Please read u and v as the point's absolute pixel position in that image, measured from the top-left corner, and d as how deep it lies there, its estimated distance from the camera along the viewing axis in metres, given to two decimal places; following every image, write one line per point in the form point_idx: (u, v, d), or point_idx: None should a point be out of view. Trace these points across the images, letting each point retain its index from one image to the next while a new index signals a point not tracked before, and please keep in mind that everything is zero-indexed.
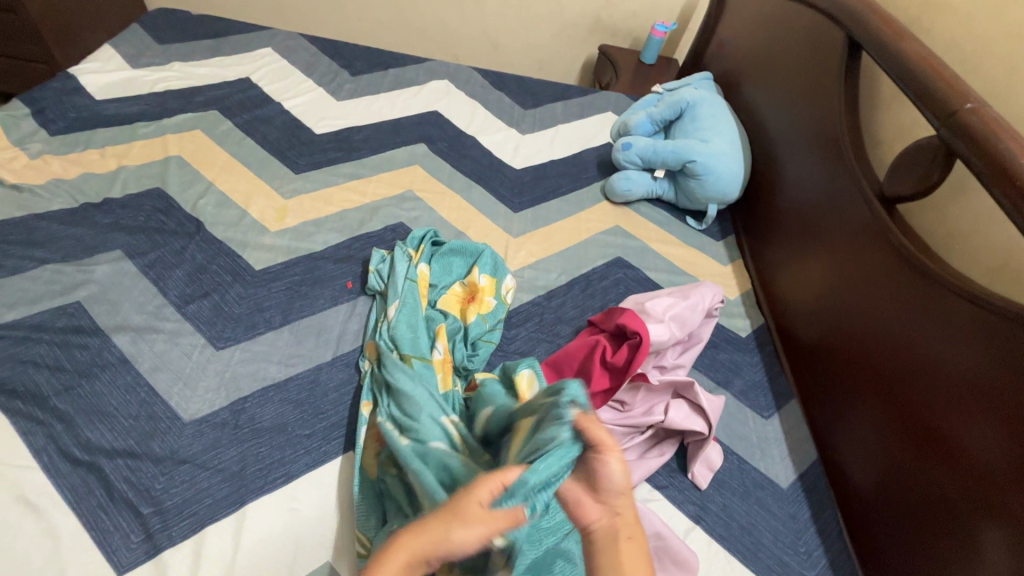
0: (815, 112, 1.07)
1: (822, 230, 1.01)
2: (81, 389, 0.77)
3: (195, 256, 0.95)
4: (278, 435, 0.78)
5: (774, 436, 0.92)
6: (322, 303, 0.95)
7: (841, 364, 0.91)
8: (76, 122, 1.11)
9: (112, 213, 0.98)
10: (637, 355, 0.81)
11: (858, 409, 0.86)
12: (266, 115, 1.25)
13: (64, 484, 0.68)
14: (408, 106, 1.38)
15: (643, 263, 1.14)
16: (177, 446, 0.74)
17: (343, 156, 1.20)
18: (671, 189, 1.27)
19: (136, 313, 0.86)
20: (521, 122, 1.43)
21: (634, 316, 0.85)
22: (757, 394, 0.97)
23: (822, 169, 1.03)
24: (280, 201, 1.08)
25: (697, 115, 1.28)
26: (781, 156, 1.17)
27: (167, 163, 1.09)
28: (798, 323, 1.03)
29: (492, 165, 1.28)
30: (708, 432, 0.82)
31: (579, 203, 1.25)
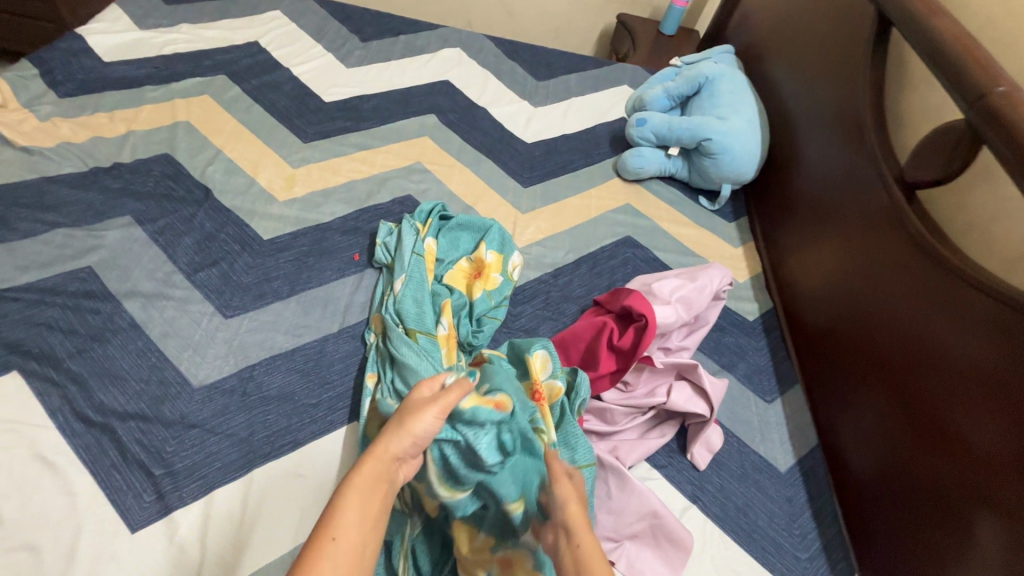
0: (839, 90, 1.03)
1: (838, 213, 0.99)
2: (94, 353, 0.78)
3: (204, 224, 0.96)
4: (285, 404, 0.80)
5: (775, 420, 0.92)
6: (329, 274, 0.95)
7: (848, 349, 0.90)
8: (85, 84, 1.10)
9: (122, 178, 0.98)
10: (643, 339, 0.81)
11: (862, 397, 0.86)
12: (275, 81, 1.23)
13: (79, 443, 0.71)
14: (418, 75, 1.35)
15: (653, 243, 1.13)
16: (186, 411, 0.76)
17: (352, 126, 1.18)
18: (684, 167, 1.24)
19: (146, 279, 0.87)
20: (534, 94, 1.39)
21: (641, 298, 0.85)
22: (761, 378, 0.97)
23: (841, 148, 1.00)
24: (288, 170, 1.07)
25: (716, 91, 1.24)
26: (800, 136, 1.14)
27: (176, 128, 1.08)
28: (807, 308, 1.01)
29: (503, 138, 1.26)
30: (709, 415, 0.83)
31: (590, 180, 1.22)
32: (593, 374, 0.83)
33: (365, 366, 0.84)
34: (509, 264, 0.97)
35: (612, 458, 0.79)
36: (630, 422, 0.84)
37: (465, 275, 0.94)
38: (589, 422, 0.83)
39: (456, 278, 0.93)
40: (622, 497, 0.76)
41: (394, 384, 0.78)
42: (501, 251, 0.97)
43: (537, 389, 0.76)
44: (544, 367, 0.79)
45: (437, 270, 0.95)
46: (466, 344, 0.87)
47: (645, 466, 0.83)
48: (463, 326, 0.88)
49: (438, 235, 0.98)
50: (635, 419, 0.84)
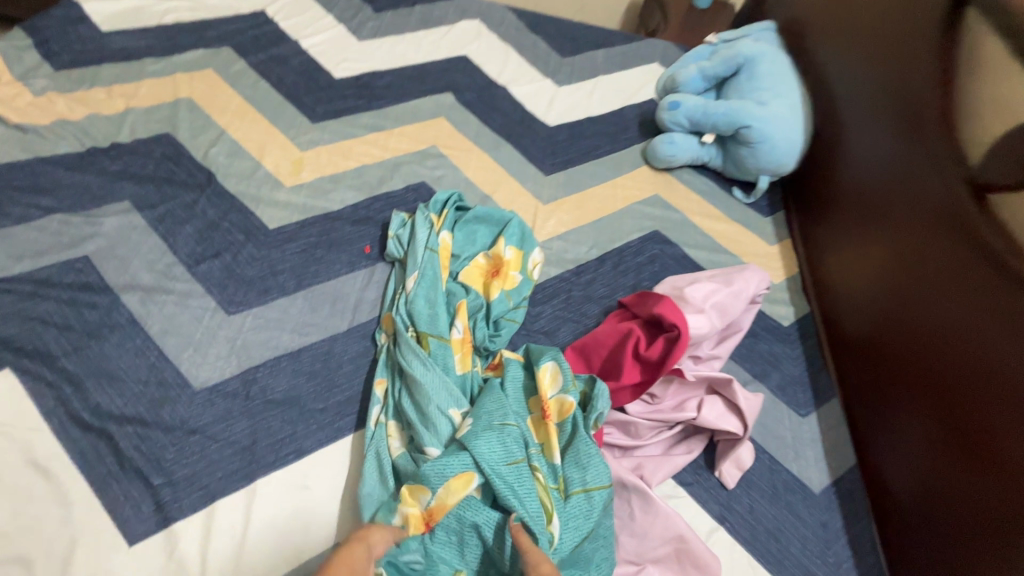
0: (898, 74, 0.94)
1: (885, 209, 0.91)
2: (90, 350, 0.74)
3: (206, 211, 0.90)
4: (290, 409, 0.75)
5: (810, 436, 0.86)
6: (337, 268, 0.90)
7: (890, 359, 0.84)
8: (81, 56, 1.03)
9: (120, 160, 0.92)
10: (673, 351, 0.74)
11: (904, 414, 0.80)
12: (282, 55, 1.15)
13: (74, 449, 0.67)
14: (435, 49, 1.26)
15: (683, 238, 1.05)
16: (187, 416, 0.72)
17: (363, 105, 1.11)
18: (719, 156, 1.15)
19: (145, 271, 0.82)
20: (558, 71, 1.30)
21: (672, 306, 0.77)
22: (796, 390, 0.91)
23: (895, 139, 0.92)
24: (295, 153, 1.01)
25: (756, 72, 1.14)
26: (846, 122, 1.05)
27: (177, 106, 1.02)
28: (845, 313, 0.94)
29: (524, 121, 1.18)
30: (742, 433, 0.77)
31: (616, 167, 1.14)
32: (616, 384, 0.77)
33: (374, 370, 0.79)
34: (528, 263, 0.91)
35: (636, 477, 0.74)
36: (655, 437, 0.78)
37: (481, 274, 0.88)
38: (612, 436, 0.78)
39: (472, 276, 0.87)
40: (647, 520, 0.71)
41: (404, 394, 0.74)
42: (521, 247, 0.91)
43: (545, 408, 0.74)
44: (553, 380, 0.76)
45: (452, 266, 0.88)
46: (481, 348, 0.82)
47: (670, 484, 0.77)
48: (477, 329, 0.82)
49: (453, 228, 0.91)
50: (661, 434, 0.78)
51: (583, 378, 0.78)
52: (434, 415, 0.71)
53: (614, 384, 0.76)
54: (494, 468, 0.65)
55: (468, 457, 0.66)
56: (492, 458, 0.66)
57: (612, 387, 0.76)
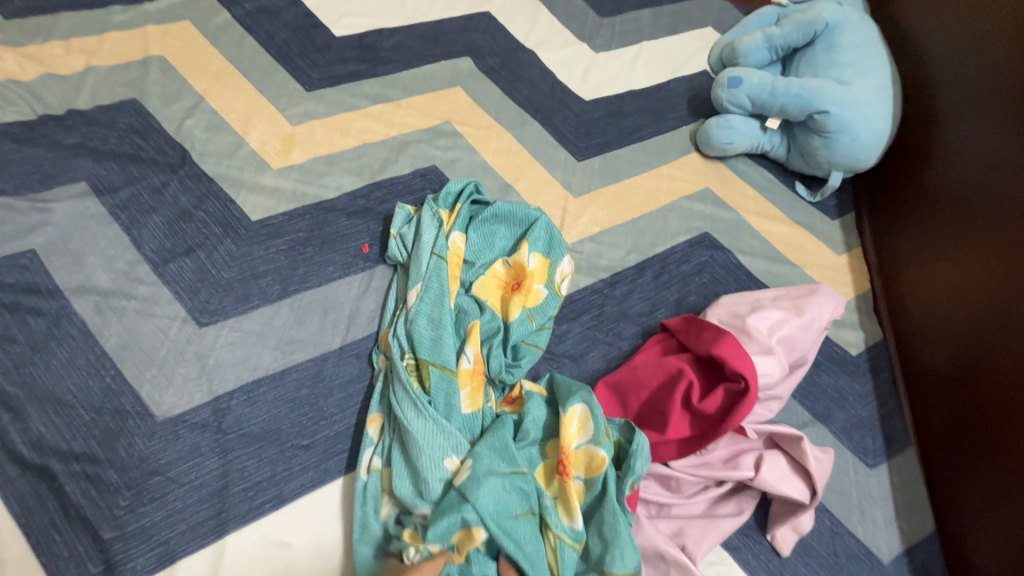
0: (1020, 49, 0.75)
1: (989, 221, 0.75)
2: (34, 369, 0.63)
3: (178, 198, 0.76)
4: (270, 445, 0.64)
5: (879, 492, 0.73)
6: (330, 270, 0.76)
7: (983, 406, 0.69)
8: (36, 2, 0.88)
9: (77, 131, 0.78)
10: (736, 410, 0.62)
11: (998, 477, 0.66)
12: (274, 6, 0.98)
13: (10, 493, 0.56)
14: (452, 4, 1.07)
15: (736, 244, 0.90)
16: (146, 453, 0.61)
17: (367, 70, 0.94)
18: (783, 145, 0.98)
19: (103, 270, 0.69)
20: (595, 33, 1.11)
21: (737, 350, 0.63)
22: (863, 435, 0.77)
23: (1010, 133, 0.74)
24: (285, 128, 0.85)
25: (836, 45, 0.95)
26: (944, 109, 0.86)
27: (148, 66, 0.86)
28: (928, 343, 0.79)
29: (554, 93, 1.00)
30: (808, 500, 0.64)
31: (660, 153, 0.98)
32: (659, 438, 0.64)
33: (370, 401, 0.67)
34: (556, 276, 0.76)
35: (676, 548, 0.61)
36: (700, 495, 0.65)
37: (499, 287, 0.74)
38: (648, 490, 0.65)
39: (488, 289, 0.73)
40: None
41: (399, 439, 0.62)
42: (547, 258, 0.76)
43: (565, 460, 0.60)
44: (580, 428, 0.62)
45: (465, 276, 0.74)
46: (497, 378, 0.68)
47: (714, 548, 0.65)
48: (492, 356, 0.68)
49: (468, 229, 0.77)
50: (706, 492, 0.65)
51: (618, 425, 0.65)
52: (429, 468, 0.58)
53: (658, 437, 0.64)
54: (500, 525, 0.55)
55: (473, 510, 0.55)
56: (497, 508, 0.56)
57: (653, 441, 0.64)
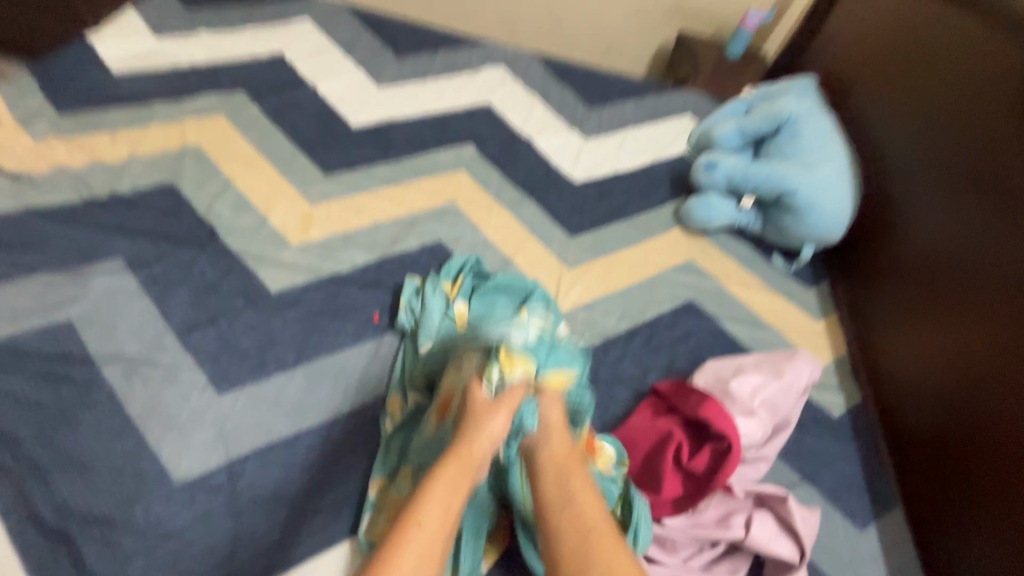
0: (965, 139, 0.85)
1: (956, 288, 0.82)
2: (60, 433, 0.66)
3: (204, 272, 0.83)
4: (281, 508, 0.67)
5: (870, 554, 0.75)
6: (342, 338, 0.82)
7: (969, 465, 0.73)
8: (88, 99, 0.99)
9: (117, 212, 0.86)
10: (723, 468, 0.67)
11: (987, 532, 0.69)
12: (298, 101, 1.10)
13: (30, 557, 0.59)
14: (457, 97, 1.20)
15: (720, 311, 0.96)
16: (163, 517, 0.63)
17: (380, 156, 1.05)
18: (758, 221, 1.07)
19: (132, 340, 0.75)
20: (585, 122, 1.24)
21: (721, 411, 0.70)
22: (851, 495, 0.80)
23: (962, 211, 0.83)
24: (305, 208, 0.94)
25: (800, 134, 1.06)
26: (902, 188, 0.97)
27: (184, 154, 0.96)
28: (907, 401, 0.84)
29: (549, 175, 1.11)
30: (798, 561, 0.66)
31: (647, 228, 1.06)
32: (657, 498, 0.69)
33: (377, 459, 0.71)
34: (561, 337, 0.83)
35: None
36: (694, 556, 0.67)
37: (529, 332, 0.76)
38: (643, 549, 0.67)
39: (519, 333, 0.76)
40: None
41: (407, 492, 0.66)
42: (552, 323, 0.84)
43: None
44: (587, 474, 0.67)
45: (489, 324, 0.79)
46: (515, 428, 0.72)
47: None
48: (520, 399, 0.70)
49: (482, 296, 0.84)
50: (700, 553, 0.67)
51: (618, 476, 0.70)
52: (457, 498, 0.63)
53: (657, 497, 0.69)
54: None
55: None
56: None
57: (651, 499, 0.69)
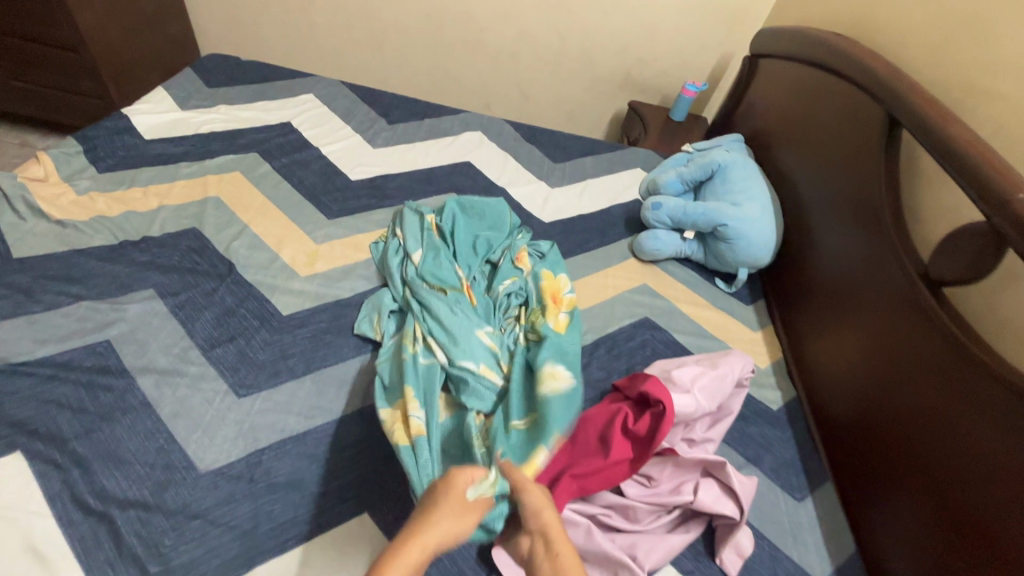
0: (848, 181, 1.06)
1: (856, 300, 0.99)
2: (100, 433, 0.76)
3: (225, 299, 0.96)
4: (293, 492, 0.76)
5: (807, 522, 0.87)
6: (345, 351, 0.95)
7: (878, 443, 0.87)
8: (123, 161, 1.15)
9: (150, 251, 1.00)
10: (661, 426, 0.77)
11: (898, 497, 0.82)
12: (304, 159, 1.28)
13: (74, 535, 0.66)
14: (441, 155, 1.40)
15: (671, 325, 1.12)
16: (189, 500, 0.72)
17: (376, 203, 1.22)
18: (700, 250, 1.26)
19: (162, 355, 0.86)
20: (551, 174, 1.44)
21: (659, 384, 0.82)
22: (789, 473, 0.93)
23: (854, 239, 1.02)
24: (312, 246, 1.09)
25: (729, 177, 1.27)
26: (813, 219, 1.16)
27: (206, 203, 1.12)
28: (829, 395, 0.99)
29: (521, 217, 1.29)
30: (739, 516, 0.78)
31: (607, 259, 1.24)
32: (606, 461, 0.77)
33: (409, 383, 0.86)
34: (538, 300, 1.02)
35: (625, 554, 0.74)
36: (654, 520, 0.79)
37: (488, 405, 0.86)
38: (610, 518, 0.78)
39: (483, 360, 0.90)
40: None
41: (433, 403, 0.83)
42: (529, 291, 1.06)
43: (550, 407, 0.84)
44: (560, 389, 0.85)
45: (447, 323, 0.92)
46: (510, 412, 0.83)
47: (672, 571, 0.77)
48: (547, 408, 0.81)
49: (430, 300, 0.96)
50: (659, 518, 0.79)
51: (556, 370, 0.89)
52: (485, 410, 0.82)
53: (607, 459, 0.77)
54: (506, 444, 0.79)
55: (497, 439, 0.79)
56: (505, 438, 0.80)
57: (605, 461, 0.77)
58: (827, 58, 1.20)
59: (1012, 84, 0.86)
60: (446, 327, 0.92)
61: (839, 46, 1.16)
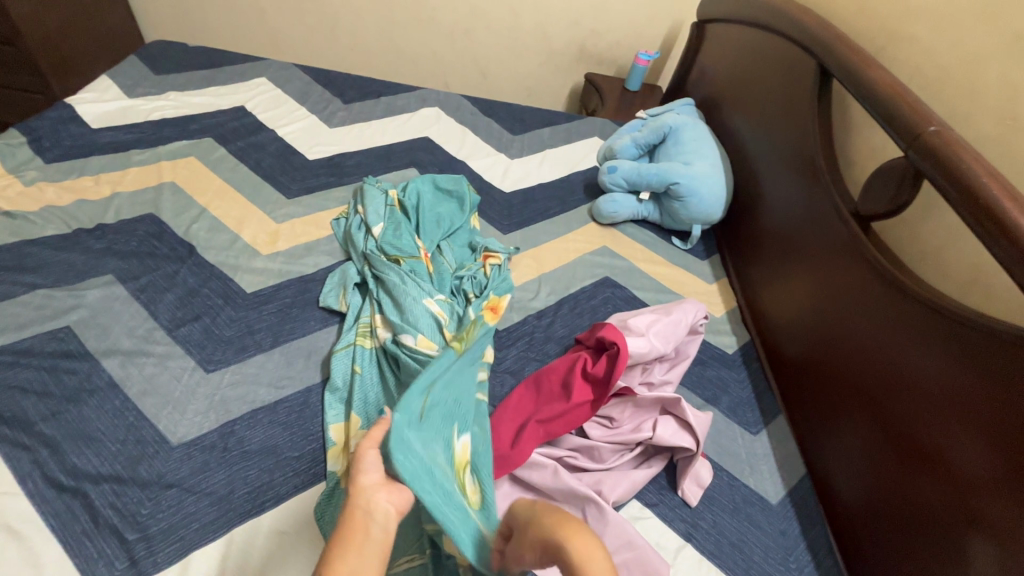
0: (788, 133, 1.11)
1: (802, 250, 1.03)
2: (68, 414, 0.76)
3: (187, 280, 0.96)
4: (267, 458, 0.78)
5: (762, 452, 0.94)
6: (312, 324, 0.96)
7: (826, 382, 0.92)
8: (71, 150, 1.13)
9: (106, 238, 0.99)
10: (616, 365, 0.82)
11: (844, 424, 0.87)
12: (260, 142, 1.28)
13: (49, 511, 0.66)
14: (399, 132, 1.41)
15: (631, 282, 1.17)
16: (163, 471, 0.73)
17: (336, 181, 1.23)
18: (656, 211, 1.31)
19: (126, 337, 0.86)
20: (510, 147, 1.47)
21: (615, 329, 0.88)
22: (745, 411, 0.99)
23: (796, 189, 1.07)
24: (272, 225, 1.10)
25: (680, 138, 1.31)
26: (759, 174, 1.22)
27: (161, 189, 1.11)
28: (781, 339, 1.04)
29: (482, 188, 1.31)
30: (696, 448, 0.84)
31: (567, 225, 1.27)
32: (568, 404, 0.82)
33: (339, 379, 0.87)
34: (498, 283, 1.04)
35: (592, 490, 0.78)
36: (618, 458, 0.84)
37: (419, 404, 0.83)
38: (576, 459, 0.82)
39: (423, 330, 0.90)
40: (599, 528, 0.75)
41: (364, 399, 0.84)
42: (477, 272, 1.06)
43: None
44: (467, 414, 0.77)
45: (396, 294, 0.94)
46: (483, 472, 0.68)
47: (637, 505, 0.82)
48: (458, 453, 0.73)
49: (386, 272, 0.98)
50: (622, 456, 0.84)
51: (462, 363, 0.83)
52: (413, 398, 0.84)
53: (568, 403, 0.81)
54: None
55: None
56: None
57: (569, 404, 0.81)
58: (765, 18, 1.24)
59: (926, 29, 0.92)
60: (395, 300, 0.94)
61: (774, 5, 1.21)
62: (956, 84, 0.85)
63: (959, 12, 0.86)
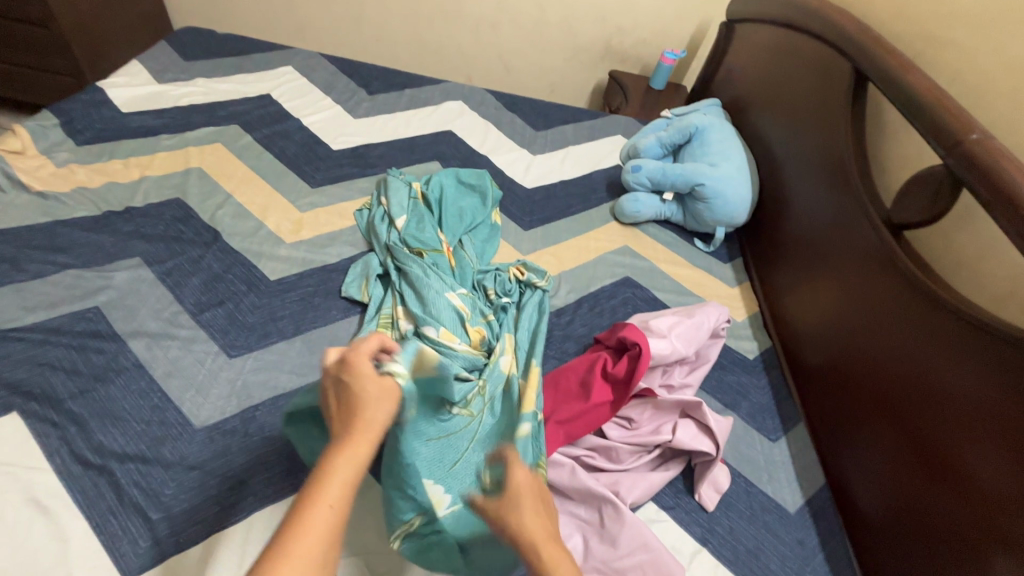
0: (819, 135, 1.09)
1: (829, 255, 1.01)
2: (96, 393, 0.77)
3: (212, 265, 0.98)
4: (288, 444, 0.79)
5: (781, 460, 0.92)
6: (334, 313, 0.97)
7: (850, 391, 0.90)
8: (102, 133, 1.15)
9: (134, 221, 1.00)
10: (638, 366, 0.82)
11: (864, 434, 0.86)
12: (285, 130, 1.28)
13: (76, 487, 0.68)
14: (423, 125, 1.41)
15: (652, 283, 1.16)
16: (187, 453, 0.74)
17: (358, 172, 1.24)
18: (679, 212, 1.30)
19: (152, 319, 0.87)
20: (533, 143, 1.46)
21: (636, 329, 0.87)
22: (764, 417, 0.98)
23: (824, 193, 1.05)
24: (296, 214, 1.10)
25: (705, 139, 1.30)
26: (786, 176, 1.20)
27: (188, 174, 1.12)
28: (803, 346, 1.03)
29: (504, 183, 1.31)
30: (715, 452, 0.84)
31: (588, 223, 1.27)
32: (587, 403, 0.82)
33: None
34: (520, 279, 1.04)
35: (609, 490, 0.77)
36: (636, 460, 0.83)
37: None
38: (594, 459, 0.82)
39: (445, 322, 0.90)
40: (616, 529, 0.74)
41: None
42: (499, 268, 1.06)
43: None
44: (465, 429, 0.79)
45: (418, 285, 0.94)
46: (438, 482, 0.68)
47: (653, 507, 0.81)
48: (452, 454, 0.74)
49: (408, 264, 0.98)
50: (640, 458, 0.84)
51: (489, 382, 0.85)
52: None
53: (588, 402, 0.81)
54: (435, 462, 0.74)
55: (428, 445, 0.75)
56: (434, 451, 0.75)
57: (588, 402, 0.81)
58: (797, 18, 1.22)
59: (968, 34, 0.89)
60: (416, 292, 0.94)
61: (808, 5, 1.19)
62: (999, 92, 0.83)
63: (1004, 18, 0.84)
